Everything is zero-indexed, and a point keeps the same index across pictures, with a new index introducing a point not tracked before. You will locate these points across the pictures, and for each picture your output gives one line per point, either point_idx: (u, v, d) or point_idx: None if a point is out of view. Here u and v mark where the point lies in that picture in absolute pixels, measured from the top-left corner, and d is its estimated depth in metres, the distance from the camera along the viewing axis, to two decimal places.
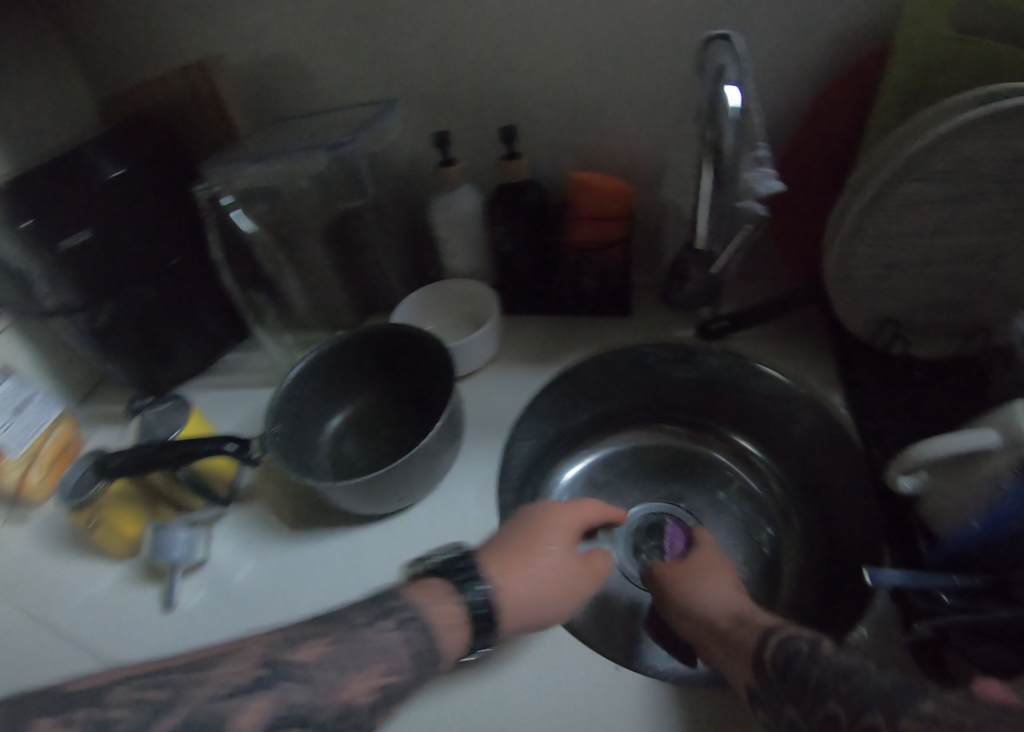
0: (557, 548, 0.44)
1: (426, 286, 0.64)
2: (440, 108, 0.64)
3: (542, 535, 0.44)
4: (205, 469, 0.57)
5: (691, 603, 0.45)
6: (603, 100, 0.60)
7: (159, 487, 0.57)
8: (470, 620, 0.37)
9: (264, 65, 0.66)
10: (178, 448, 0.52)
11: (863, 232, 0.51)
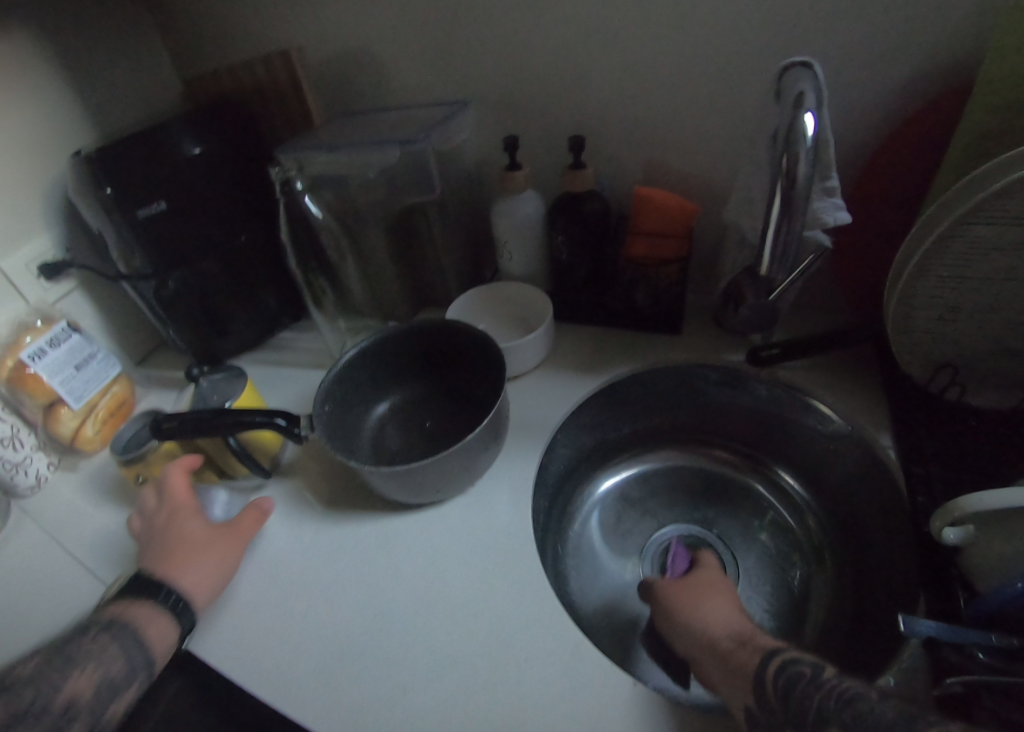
0: (205, 558, 0.50)
1: (479, 286, 0.65)
2: (509, 114, 0.65)
3: (190, 548, 0.50)
4: (251, 440, 0.60)
5: (690, 619, 0.44)
6: (671, 118, 0.60)
7: (207, 451, 0.60)
8: (170, 612, 0.46)
9: (342, 59, 0.69)
10: (233, 417, 0.54)
11: (927, 272, 0.50)
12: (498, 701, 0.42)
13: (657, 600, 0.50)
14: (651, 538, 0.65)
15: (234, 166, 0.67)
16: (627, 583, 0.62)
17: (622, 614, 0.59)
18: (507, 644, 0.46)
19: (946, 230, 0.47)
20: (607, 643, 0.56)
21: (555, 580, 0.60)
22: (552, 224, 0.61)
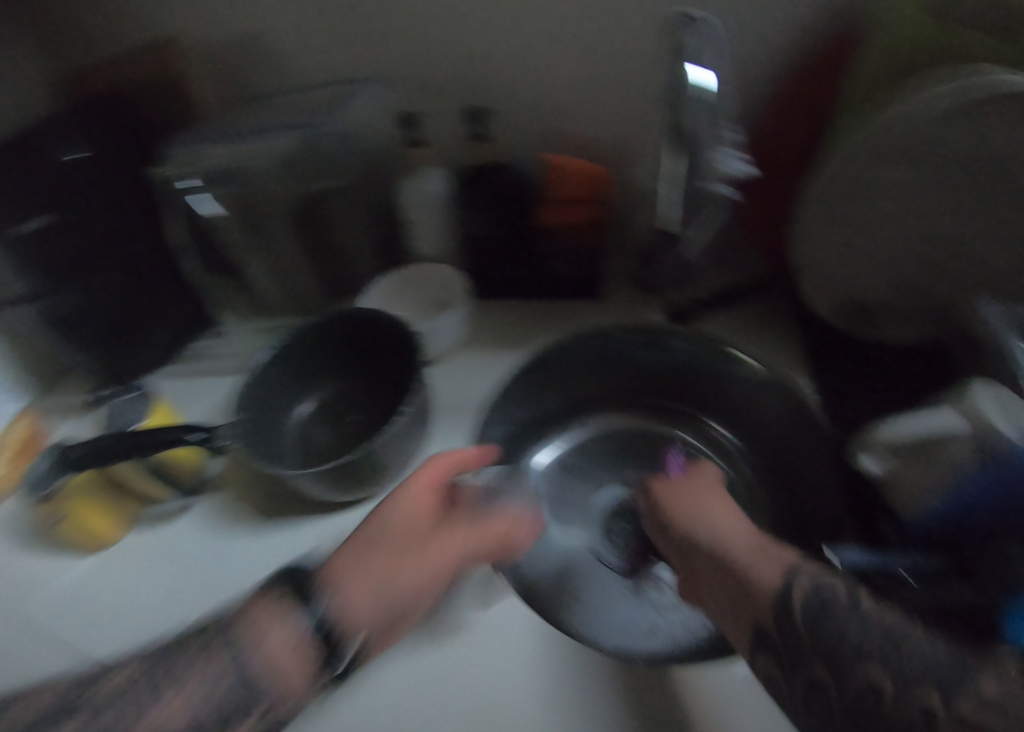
0: (415, 566, 0.44)
1: (391, 272, 0.64)
2: (409, 90, 0.62)
3: (416, 540, 0.45)
4: (169, 459, 0.54)
5: (693, 532, 0.41)
6: (574, 83, 0.59)
7: (123, 480, 0.54)
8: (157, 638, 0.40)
9: (222, 42, 0.63)
10: (147, 438, 0.50)
11: (826, 217, 0.53)
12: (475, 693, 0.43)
13: (651, 508, 0.48)
14: (589, 505, 0.62)
15: (118, 168, 0.60)
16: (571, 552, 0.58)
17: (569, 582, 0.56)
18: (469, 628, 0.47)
19: (835, 176, 0.51)
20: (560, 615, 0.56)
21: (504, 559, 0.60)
22: (465, 202, 0.59)
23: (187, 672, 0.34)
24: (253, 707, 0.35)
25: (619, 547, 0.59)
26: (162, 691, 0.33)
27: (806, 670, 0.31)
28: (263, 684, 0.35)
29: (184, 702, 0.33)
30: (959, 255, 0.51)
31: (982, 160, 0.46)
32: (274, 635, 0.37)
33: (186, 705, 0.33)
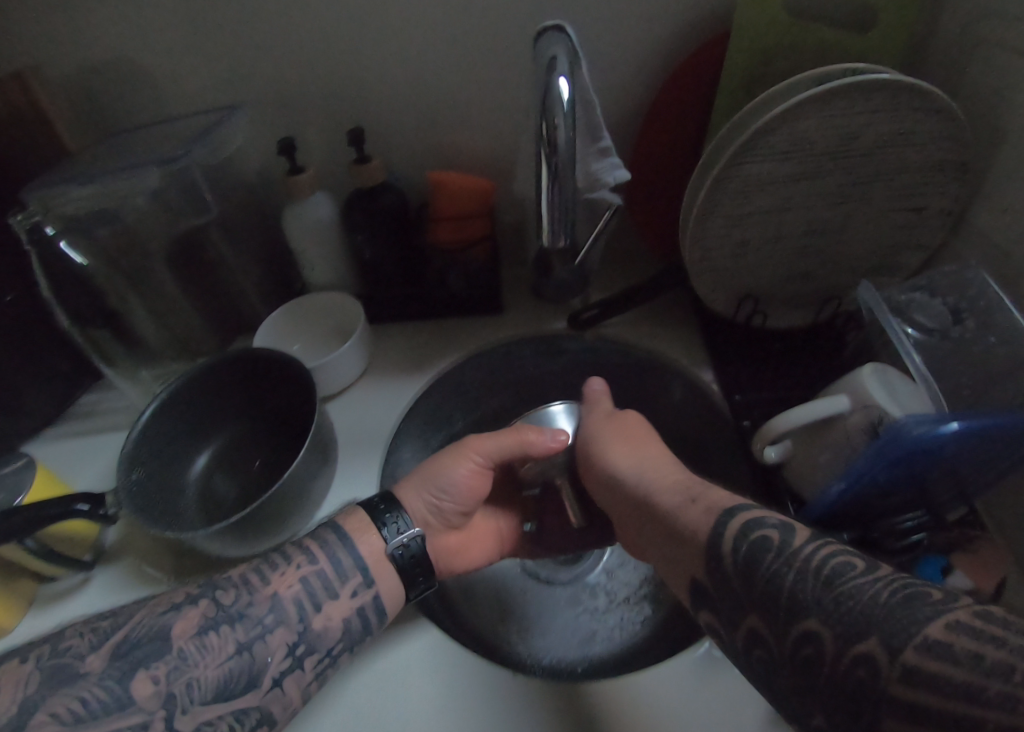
0: (452, 501, 0.50)
1: (280, 308, 0.61)
2: (284, 113, 0.60)
3: (445, 490, 0.50)
4: (58, 533, 0.49)
5: (622, 479, 0.46)
6: (452, 96, 0.58)
7: (14, 559, 0.48)
8: (404, 582, 0.42)
9: (63, 74, 0.58)
10: (22, 514, 0.42)
11: (715, 212, 0.53)
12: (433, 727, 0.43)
13: (585, 453, 0.52)
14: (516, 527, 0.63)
15: None
16: (508, 572, 0.64)
17: (512, 600, 0.61)
18: (411, 672, 0.46)
19: (723, 173, 0.50)
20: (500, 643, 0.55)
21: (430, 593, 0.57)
22: (352, 224, 0.58)
23: (232, 586, 0.37)
24: (279, 625, 0.36)
25: (551, 561, 0.63)
26: (205, 599, 0.36)
27: (740, 622, 0.31)
28: (289, 605, 0.37)
29: (223, 608, 0.36)
30: (835, 238, 0.56)
31: (854, 151, 0.50)
32: (305, 564, 0.39)
33: (221, 609, 0.35)
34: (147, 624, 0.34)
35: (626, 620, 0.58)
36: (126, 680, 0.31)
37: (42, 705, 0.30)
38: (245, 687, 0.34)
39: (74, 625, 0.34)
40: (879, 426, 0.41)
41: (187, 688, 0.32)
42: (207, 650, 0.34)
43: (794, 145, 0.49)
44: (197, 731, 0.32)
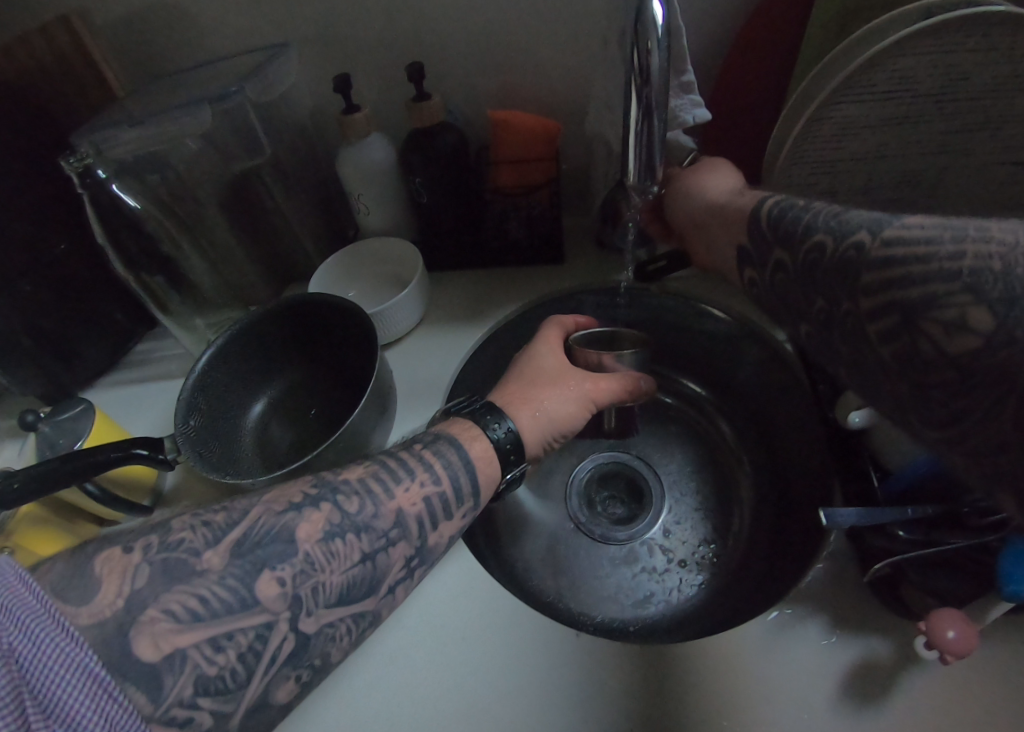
0: (555, 425, 0.47)
1: (339, 251, 0.60)
2: (337, 49, 0.57)
3: (551, 414, 0.47)
4: (118, 476, 0.49)
5: (696, 187, 0.51)
6: (515, 31, 0.54)
7: (74, 499, 0.49)
8: (499, 456, 0.40)
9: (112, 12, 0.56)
10: (83, 457, 0.42)
11: (801, 160, 0.49)
12: (483, 682, 0.41)
13: (675, 191, 0.54)
14: (570, 481, 0.63)
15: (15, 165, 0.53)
16: (557, 526, 0.60)
17: (562, 555, 0.58)
18: (464, 620, 0.44)
19: (815, 115, 0.46)
20: (553, 597, 0.55)
21: (483, 545, 0.56)
22: (410, 168, 0.57)
23: (353, 493, 0.34)
24: (401, 538, 0.34)
25: (605, 518, 0.61)
26: (327, 504, 0.33)
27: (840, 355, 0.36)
28: (411, 520, 0.34)
29: (347, 515, 0.33)
30: (931, 192, 0.51)
31: (964, 93, 0.44)
32: (426, 479, 0.36)
33: (345, 516, 0.33)
34: (268, 524, 0.31)
35: (684, 587, 0.56)
36: (250, 580, 0.29)
37: (155, 601, 0.27)
38: (364, 594, 0.32)
39: (182, 516, 0.31)
40: None
41: (310, 593, 0.30)
42: (332, 557, 0.31)
43: (901, 83, 0.44)
44: (320, 632, 0.30)
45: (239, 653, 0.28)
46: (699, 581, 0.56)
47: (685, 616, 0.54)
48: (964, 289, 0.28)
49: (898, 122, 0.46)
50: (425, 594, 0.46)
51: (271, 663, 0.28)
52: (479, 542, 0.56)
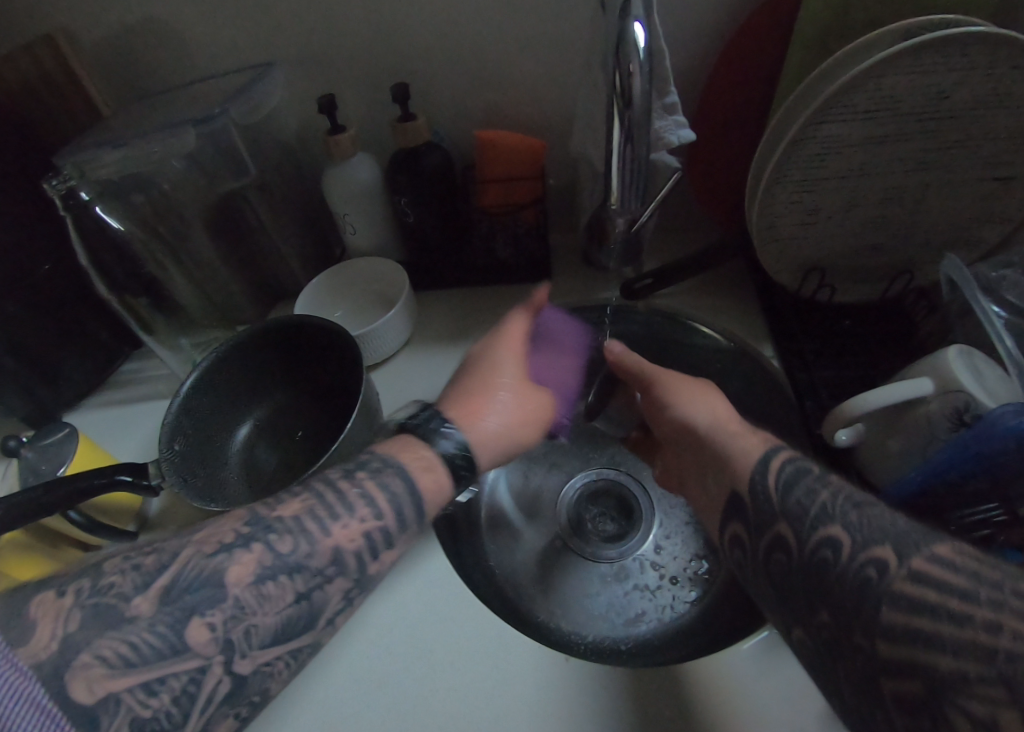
0: (510, 431, 0.47)
1: (327, 270, 0.60)
2: (323, 70, 0.57)
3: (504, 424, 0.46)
4: (102, 501, 0.48)
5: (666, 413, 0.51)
6: (500, 52, 0.55)
7: (57, 525, 0.48)
8: (448, 469, 0.39)
9: (96, 33, 0.56)
10: (65, 485, 0.41)
11: (784, 178, 0.49)
12: (469, 711, 0.40)
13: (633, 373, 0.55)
14: (561, 500, 0.63)
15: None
16: (548, 545, 0.60)
17: (553, 573, 0.58)
18: (451, 644, 0.44)
19: (797, 134, 0.46)
20: (543, 618, 0.55)
21: (473, 565, 0.56)
22: (397, 187, 0.57)
23: (288, 531, 0.32)
24: (339, 575, 0.32)
25: (595, 536, 0.60)
26: (259, 544, 0.31)
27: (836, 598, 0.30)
28: (348, 554, 0.33)
29: (279, 556, 0.31)
30: (913, 208, 0.51)
31: (943, 112, 0.45)
32: (367, 513, 0.34)
33: (277, 557, 0.31)
34: (194, 567, 0.29)
35: (677, 605, 0.55)
36: (181, 626, 0.28)
37: (87, 647, 0.25)
38: (303, 629, 0.31)
39: (113, 558, 0.29)
40: (966, 414, 0.39)
41: (244, 634, 0.29)
42: (264, 599, 0.30)
43: (879, 103, 0.44)
44: (256, 671, 0.29)
45: (173, 698, 0.27)
46: (692, 598, 0.56)
47: (677, 634, 0.53)
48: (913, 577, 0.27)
49: (878, 141, 0.47)
50: (414, 618, 0.45)
51: (208, 704, 0.28)
52: (470, 564, 0.56)
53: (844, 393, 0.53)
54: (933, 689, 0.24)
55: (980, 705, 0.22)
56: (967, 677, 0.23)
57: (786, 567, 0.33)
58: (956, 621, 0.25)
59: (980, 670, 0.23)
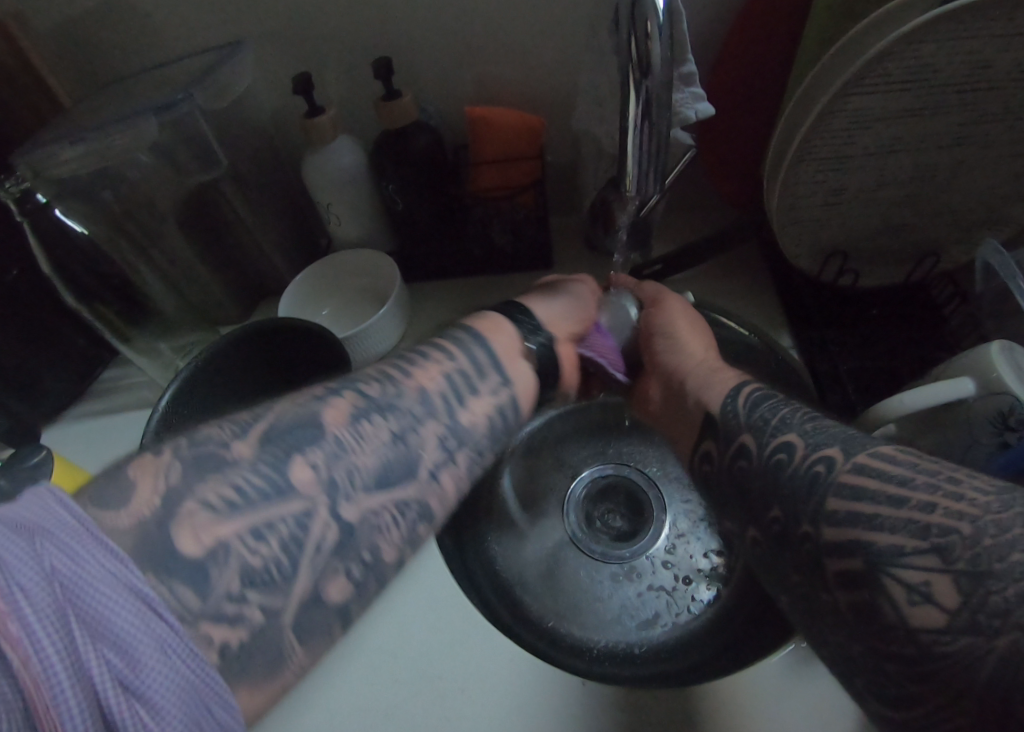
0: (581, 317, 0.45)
1: (311, 265, 0.57)
2: (295, 46, 0.51)
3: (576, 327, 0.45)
4: None
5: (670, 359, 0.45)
6: (489, 21, 0.50)
7: None
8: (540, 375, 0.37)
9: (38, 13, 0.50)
10: None
11: (809, 155, 0.45)
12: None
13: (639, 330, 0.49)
14: (568, 498, 0.60)
15: None
16: (555, 546, 0.57)
17: (559, 578, 0.56)
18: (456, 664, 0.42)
19: (826, 107, 0.41)
20: (552, 624, 0.53)
21: (473, 571, 0.54)
22: (383, 173, 0.52)
23: (373, 380, 0.31)
24: (429, 417, 0.31)
25: (604, 534, 0.57)
26: (348, 391, 0.30)
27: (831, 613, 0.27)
28: (437, 397, 0.32)
29: (370, 399, 0.30)
30: (943, 187, 0.47)
31: (989, 79, 0.40)
32: (445, 359, 0.34)
33: (368, 399, 0.30)
34: (290, 419, 0.28)
35: (692, 605, 0.53)
36: (283, 465, 0.26)
37: (190, 493, 0.24)
38: (403, 478, 0.29)
39: (212, 421, 0.27)
40: (1011, 418, 0.36)
41: (345, 477, 0.27)
42: (362, 439, 0.29)
43: (919, 71, 0.39)
44: (364, 521, 0.27)
45: (281, 544, 0.24)
46: (707, 597, 0.53)
47: (692, 637, 0.51)
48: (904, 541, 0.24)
49: (913, 114, 0.42)
50: (417, 637, 0.43)
51: (317, 555, 0.25)
52: (472, 570, 0.54)
53: (868, 386, 0.50)
54: (871, 562, 0.25)
55: (917, 572, 0.23)
56: (903, 550, 0.24)
57: (748, 484, 0.33)
58: (895, 501, 0.25)
59: (915, 544, 0.24)
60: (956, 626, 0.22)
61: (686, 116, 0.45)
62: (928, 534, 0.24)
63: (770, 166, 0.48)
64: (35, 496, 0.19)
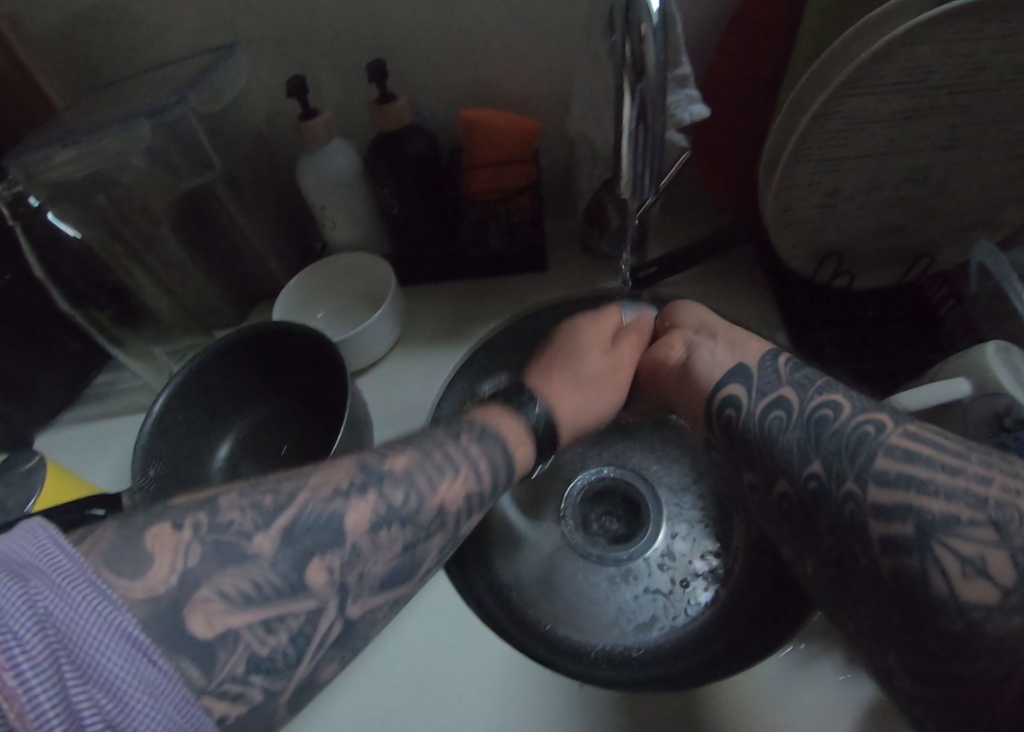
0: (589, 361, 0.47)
1: (306, 267, 0.56)
2: (290, 49, 0.51)
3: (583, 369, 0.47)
4: None
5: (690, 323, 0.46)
6: (484, 24, 0.50)
7: None
8: (534, 439, 0.39)
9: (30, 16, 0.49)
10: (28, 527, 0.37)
11: (804, 157, 0.45)
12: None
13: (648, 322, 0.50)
14: (565, 500, 0.60)
15: None
16: (552, 548, 0.57)
17: (556, 580, 0.55)
18: (453, 670, 0.41)
19: (820, 110, 0.41)
20: (549, 627, 0.53)
21: (470, 574, 0.54)
22: (378, 176, 0.52)
23: (399, 482, 0.30)
24: (440, 530, 0.31)
25: (602, 537, 0.57)
26: (374, 493, 0.29)
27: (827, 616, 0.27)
28: (453, 511, 0.32)
29: (393, 507, 0.29)
30: (936, 189, 0.47)
31: (982, 83, 0.40)
32: (466, 468, 0.33)
33: (391, 507, 0.29)
34: (314, 509, 0.27)
35: (690, 607, 0.53)
36: (301, 567, 0.26)
37: (208, 582, 0.23)
38: (405, 581, 0.29)
39: (229, 493, 0.27)
40: (1007, 420, 0.36)
41: (356, 579, 0.27)
42: (378, 548, 0.28)
43: (912, 74, 0.39)
44: (363, 618, 0.28)
45: (290, 638, 0.24)
46: (705, 599, 0.53)
47: (690, 639, 0.51)
48: (949, 525, 0.25)
49: (907, 117, 0.42)
50: (413, 642, 0.43)
51: (319, 647, 0.26)
52: (469, 573, 0.54)
53: (864, 386, 0.50)
54: (924, 534, 0.25)
55: (972, 542, 0.24)
56: (957, 520, 0.25)
57: None
58: (939, 492, 0.26)
59: (973, 514, 0.25)
60: (1009, 605, 0.22)
61: (681, 118, 0.45)
62: (987, 508, 0.25)
63: (765, 168, 0.48)
64: (28, 530, 0.20)
